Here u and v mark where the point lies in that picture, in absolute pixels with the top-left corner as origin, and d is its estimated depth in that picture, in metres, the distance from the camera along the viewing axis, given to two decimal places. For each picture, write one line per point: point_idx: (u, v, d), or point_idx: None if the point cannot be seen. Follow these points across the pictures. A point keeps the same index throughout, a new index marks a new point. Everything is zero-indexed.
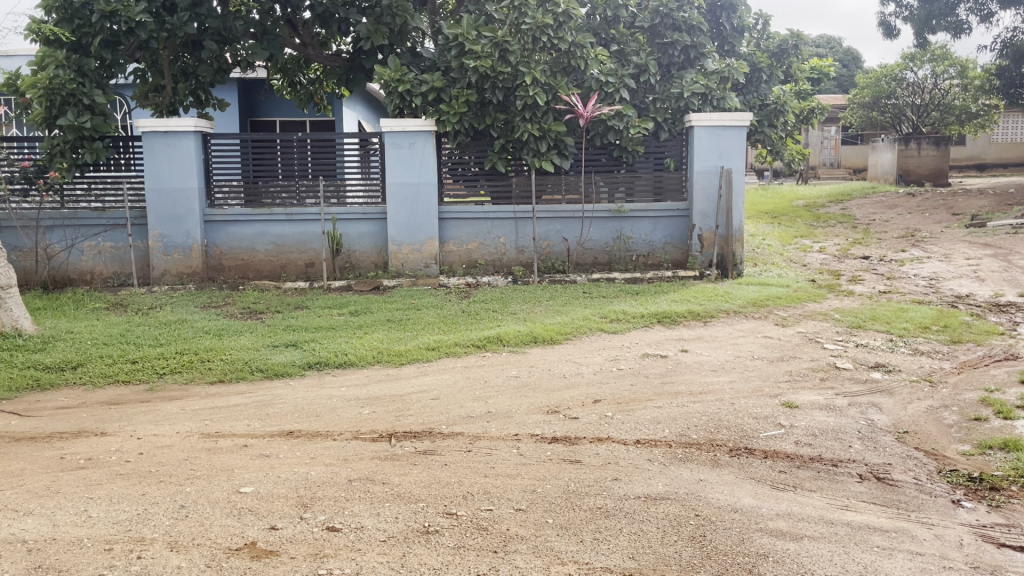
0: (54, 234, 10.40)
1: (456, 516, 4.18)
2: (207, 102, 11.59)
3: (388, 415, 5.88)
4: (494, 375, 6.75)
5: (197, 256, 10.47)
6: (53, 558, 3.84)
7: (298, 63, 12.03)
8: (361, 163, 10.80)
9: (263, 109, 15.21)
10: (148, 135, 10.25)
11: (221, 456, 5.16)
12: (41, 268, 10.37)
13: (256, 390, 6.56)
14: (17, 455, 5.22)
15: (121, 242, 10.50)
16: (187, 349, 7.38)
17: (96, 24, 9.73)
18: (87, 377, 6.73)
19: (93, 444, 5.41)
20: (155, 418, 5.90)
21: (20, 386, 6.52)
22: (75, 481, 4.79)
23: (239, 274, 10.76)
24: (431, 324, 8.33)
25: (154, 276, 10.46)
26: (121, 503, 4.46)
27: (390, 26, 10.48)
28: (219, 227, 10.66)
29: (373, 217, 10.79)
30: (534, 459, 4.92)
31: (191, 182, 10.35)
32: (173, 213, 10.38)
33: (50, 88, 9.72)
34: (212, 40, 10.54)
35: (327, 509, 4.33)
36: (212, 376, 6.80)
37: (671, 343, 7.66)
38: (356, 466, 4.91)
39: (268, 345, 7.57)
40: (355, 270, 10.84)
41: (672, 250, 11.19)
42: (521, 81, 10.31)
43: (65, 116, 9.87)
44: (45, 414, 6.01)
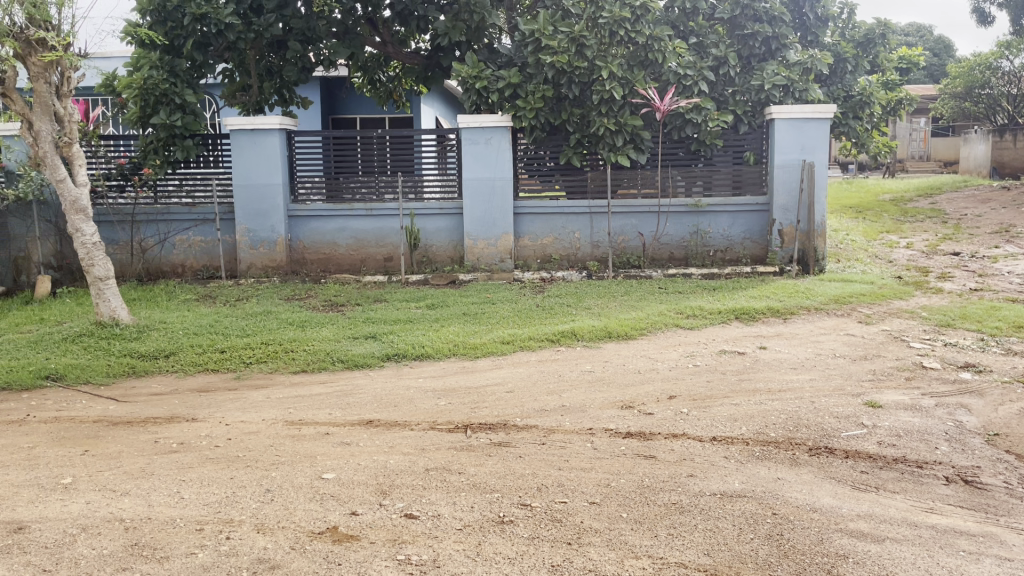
0: (148, 229, 10.84)
1: (531, 507, 4.23)
2: (290, 100, 11.84)
3: (464, 406, 5.98)
4: (568, 369, 6.78)
5: (281, 249, 10.80)
6: (149, 536, 4.06)
7: (378, 61, 12.22)
8: (438, 160, 11.00)
9: (345, 107, 15.59)
10: (235, 133, 10.61)
11: (305, 443, 5.34)
12: (136, 261, 10.85)
13: (337, 379, 6.76)
14: (114, 438, 5.52)
15: (210, 236, 10.90)
16: (272, 339, 7.64)
17: (188, 26, 10.18)
18: (179, 365, 7.06)
19: (185, 429, 5.68)
20: (243, 405, 6.15)
21: (118, 372, 6.89)
22: (168, 464, 5.03)
23: (321, 267, 11.06)
24: (507, 317, 8.42)
25: (241, 269, 10.83)
26: (211, 486, 4.67)
27: (468, 23, 10.59)
28: (302, 222, 10.98)
29: (450, 212, 10.95)
30: (608, 453, 4.93)
31: (275, 177, 10.69)
32: (259, 208, 10.74)
33: (144, 88, 10.27)
34: (296, 40, 10.81)
35: (405, 496, 4.44)
36: (296, 366, 7.04)
37: (749, 340, 7.54)
38: (433, 456, 5.01)
39: (348, 337, 7.78)
40: (432, 264, 11.01)
41: (751, 245, 11.00)
42: (598, 75, 10.32)
43: (158, 115, 10.34)
44: (140, 400, 6.33)
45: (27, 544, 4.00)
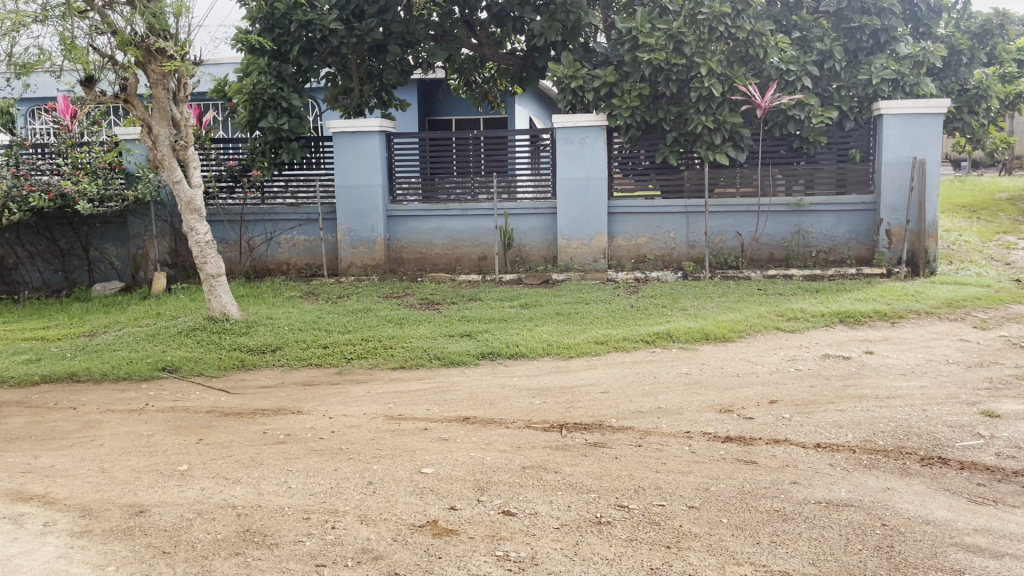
0: (255, 228, 11.31)
1: (628, 508, 4.21)
2: (389, 102, 12.05)
3: (559, 406, 5.99)
4: (664, 370, 6.71)
5: (379, 249, 11.07)
6: (259, 523, 4.24)
7: (475, 62, 12.29)
8: (532, 160, 11.05)
9: (441, 108, 15.85)
10: (337, 135, 10.96)
11: (404, 438, 5.47)
12: (244, 259, 11.35)
13: (434, 376, 6.89)
14: (226, 428, 5.79)
15: (313, 235, 11.27)
16: (372, 336, 7.85)
17: (294, 32, 10.58)
18: (285, 359, 7.34)
19: (291, 421, 5.90)
20: (345, 399, 6.35)
21: (229, 365, 7.21)
22: (276, 454, 5.24)
23: (417, 266, 11.27)
24: (601, 318, 8.39)
25: (342, 268, 11.16)
26: (316, 476, 4.84)
27: (564, 23, 10.57)
28: (400, 222, 11.22)
29: (544, 212, 10.99)
30: (707, 457, 4.86)
31: (374, 178, 10.97)
32: (359, 208, 11.04)
33: (253, 92, 10.64)
34: (396, 44, 11.11)
35: (502, 493, 4.49)
36: (394, 362, 7.21)
37: (854, 344, 7.28)
38: (529, 454, 5.05)
39: (444, 335, 7.91)
40: (526, 264, 11.07)
41: (856, 246, 10.61)
42: (696, 73, 10.15)
43: (266, 119, 10.75)
44: (249, 392, 6.61)
45: (148, 527, 4.24)
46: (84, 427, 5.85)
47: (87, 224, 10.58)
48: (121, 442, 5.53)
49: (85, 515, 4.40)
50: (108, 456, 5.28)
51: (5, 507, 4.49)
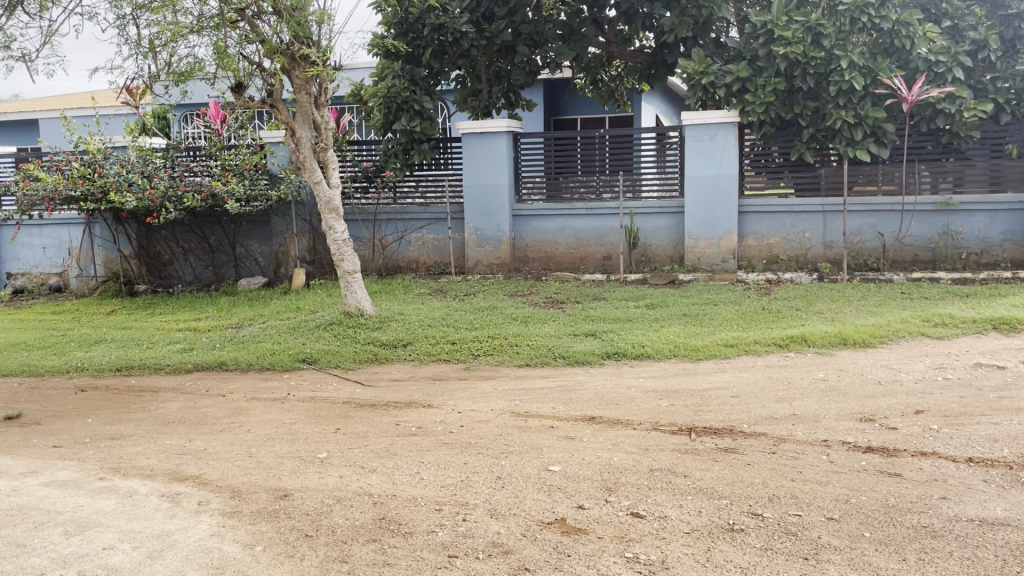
0: (388, 227, 11.67)
1: (762, 517, 4.09)
2: (517, 103, 12.23)
3: (688, 409, 5.89)
4: (799, 376, 6.46)
5: (505, 248, 11.22)
6: (394, 512, 4.39)
7: (600, 61, 12.32)
8: (657, 158, 10.94)
9: (567, 107, 15.89)
10: (466, 136, 11.18)
11: (531, 435, 5.52)
12: (377, 256, 11.75)
13: (560, 374, 6.92)
14: (361, 419, 6.02)
15: (441, 234, 11.54)
16: (499, 333, 7.97)
17: (427, 36, 10.91)
18: (416, 354, 7.56)
19: (422, 414, 6.07)
20: (473, 395, 6.48)
21: (363, 358, 7.50)
22: (409, 445, 5.41)
23: (542, 265, 11.34)
24: (731, 320, 8.17)
25: (469, 266, 11.39)
26: (447, 469, 4.97)
27: (696, 18, 10.38)
28: (526, 221, 11.32)
29: (670, 211, 10.83)
30: (846, 468, 4.65)
31: (500, 178, 11.12)
32: (486, 208, 11.23)
33: (388, 96, 11.09)
34: (525, 44, 11.21)
35: (631, 494, 4.46)
36: (520, 360, 7.29)
37: (1011, 353, 6.78)
38: (657, 457, 4.99)
39: (570, 334, 7.92)
40: (652, 264, 10.93)
41: (1012, 248, 9.89)
42: (835, 65, 9.72)
43: (400, 122, 11.08)
44: (382, 385, 6.86)
45: (292, 510, 4.47)
46: (233, 413, 6.23)
47: (235, 223, 11.21)
48: (266, 429, 5.86)
49: (234, 496, 4.68)
50: (254, 441, 5.61)
51: (164, 485, 4.84)
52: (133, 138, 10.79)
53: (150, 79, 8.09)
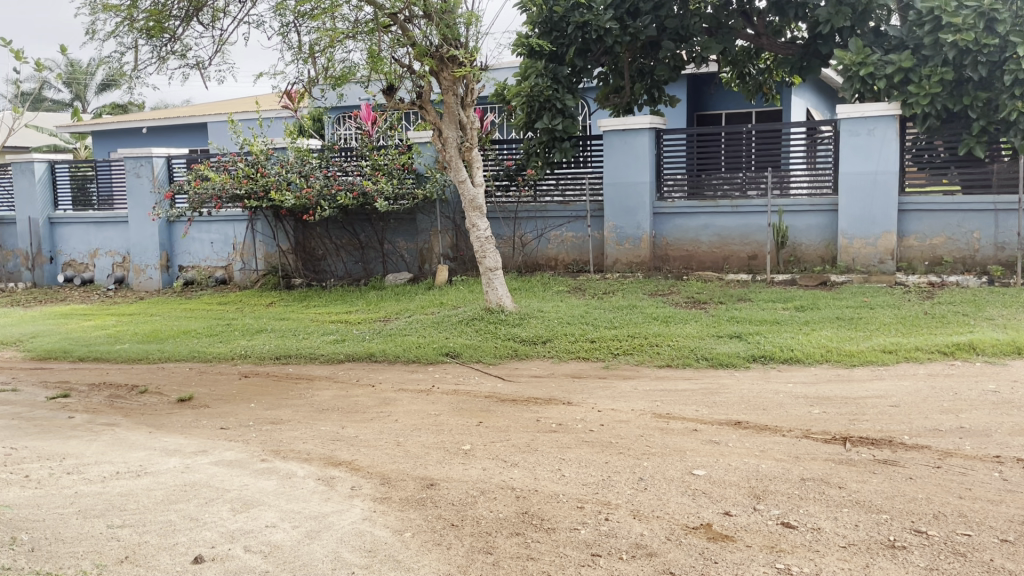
0: (527, 224, 11.75)
1: (927, 534, 3.84)
2: (659, 99, 12.09)
3: (841, 417, 5.61)
4: (966, 387, 6.02)
5: (645, 246, 11.07)
6: (537, 507, 4.43)
7: (749, 54, 12.00)
8: (807, 153, 10.51)
9: (711, 102, 15.51)
10: (608, 133, 11.15)
11: (674, 437, 5.42)
12: (517, 253, 11.83)
13: (702, 376, 6.76)
14: (503, 413, 6.12)
15: (581, 232, 11.52)
16: (639, 332, 7.88)
17: (571, 34, 10.91)
18: (555, 351, 7.60)
19: (563, 411, 6.10)
20: (613, 394, 6.44)
21: (504, 353, 7.62)
22: (550, 442, 5.44)
23: (683, 264, 11.11)
24: (887, 324, 7.72)
25: (608, 264, 11.31)
26: (589, 467, 4.96)
27: (853, 7, 9.90)
28: (667, 219, 11.14)
29: (822, 209, 10.35)
30: (1022, 487, 4.29)
31: (642, 175, 11.00)
32: (626, 206, 11.13)
33: (531, 96, 11.15)
34: (671, 39, 11.00)
35: (780, 503, 4.30)
36: (661, 360, 7.18)
37: None
38: (808, 466, 4.78)
39: (713, 335, 7.73)
40: (801, 264, 10.49)
41: None
42: (1012, 53, 9.00)
43: (542, 120, 11.18)
44: (522, 380, 6.94)
45: (438, 499, 4.60)
46: (381, 403, 6.48)
47: (383, 220, 11.67)
48: (412, 419, 6.05)
49: (384, 483, 4.87)
50: (401, 431, 5.80)
51: (320, 469, 5.10)
52: (292, 140, 11.43)
53: (309, 83, 8.53)
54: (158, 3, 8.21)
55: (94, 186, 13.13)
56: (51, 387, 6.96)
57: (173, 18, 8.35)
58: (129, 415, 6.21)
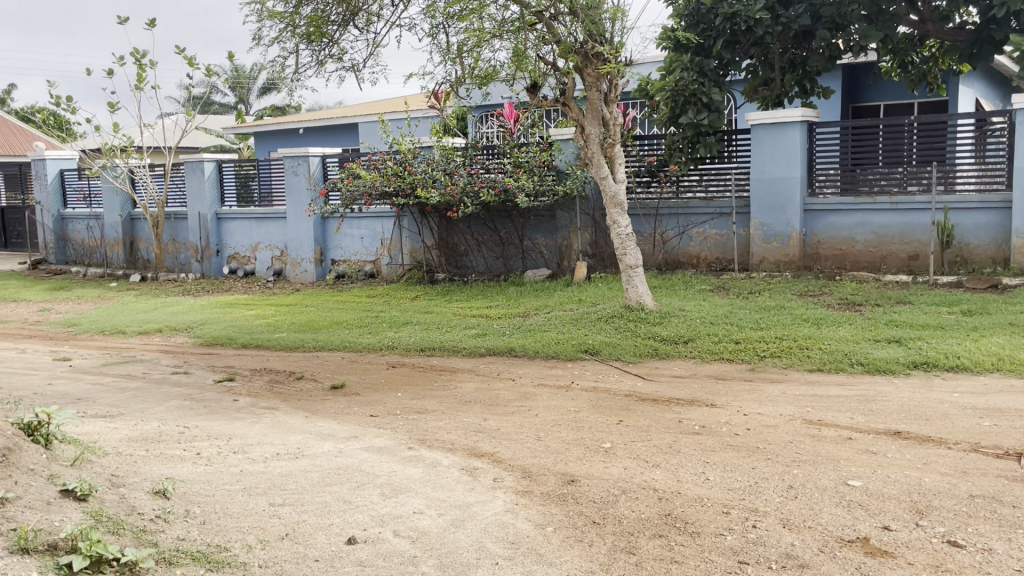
0: (669, 222, 11.49)
1: None
2: (812, 91, 11.57)
3: (1016, 431, 5.18)
4: None
5: (795, 244, 10.63)
6: (680, 510, 4.34)
7: (911, 41, 11.24)
8: (976, 146, 9.78)
9: (868, 94, 14.70)
10: (756, 127, 10.79)
11: (826, 445, 5.18)
12: (657, 251, 11.60)
13: (857, 383, 6.42)
14: (645, 413, 6.04)
15: (725, 229, 11.17)
16: (787, 334, 7.58)
17: (719, 26, 10.78)
18: (698, 352, 7.43)
19: (707, 413, 5.95)
20: (760, 397, 6.23)
21: (644, 352, 7.53)
22: (693, 444, 5.33)
23: (835, 264, 10.57)
24: None
25: (753, 262, 10.94)
26: (735, 472, 4.82)
27: None
28: (818, 216, 10.64)
29: (993, 206, 9.60)
30: None
31: (792, 171, 10.59)
32: (775, 202, 10.74)
33: (676, 90, 11.05)
34: (826, 28, 10.49)
35: (946, 521, 4.02)
36: (812, 364, 6.88)
37: None
38: (978, 482, 4.44)
39: (869, 339, 7.32)
40: (969, 265, 9.73)
41: None
42: None
43: (686, 115, 10.94)
44: (664, 380, 6.83)
45: (580, 496, 4.60)
46: (522, 397, 6.55)
47: (524, 217, 11.80)
48: (552, 415, 6.08)
49: (526, 476, 4.92)
50: (542, 426, 5.85)
51: (463, 460, 5.22)
52: (438, 138, 11.74)
53: (456, 83, 8.73)
54: (319, 9, 8.67)
55: (256, 183, 14.00)
56: (218, 371, 7.48)
57: (331, 23, 8.75)
58: (287, 400, 6.58)
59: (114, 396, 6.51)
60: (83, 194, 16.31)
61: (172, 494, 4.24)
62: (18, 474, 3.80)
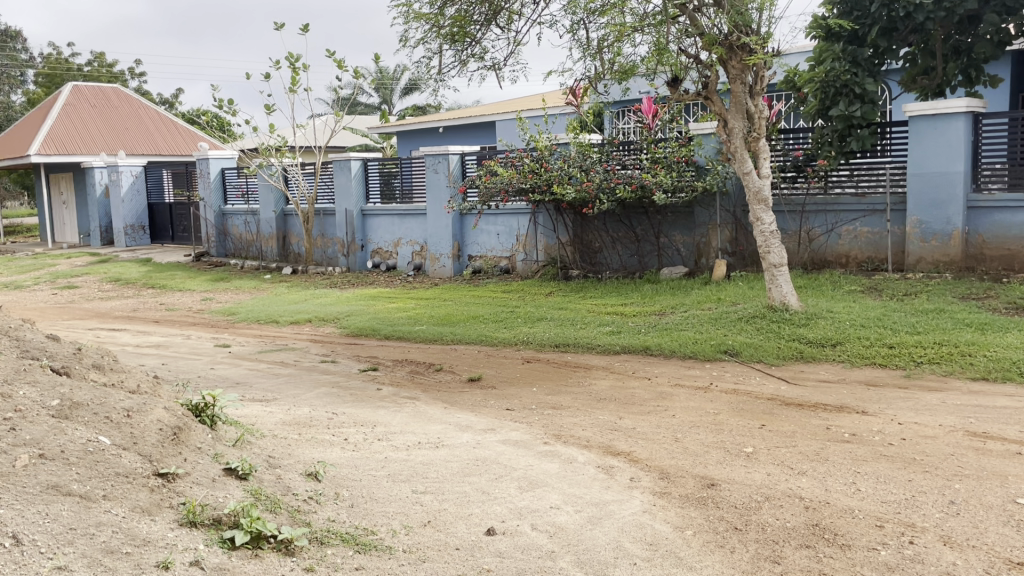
0: (816, 219, 10.98)
1: None
2: (978, 79, 10.78)
3: None
4: None
5: (957, 243, 9.91)
6: (829, 520, 4.15)
7: None
8: None
9: None
10: (915, 119, 10.14)
11: (992, 459, 4.81)
12: (803, 249, 11.11)
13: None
14: (789, 418, 5.81)
15: (878, 227, 10.57)
16: (947, 340, 7.09)
17: (875, 13, 10.25)
18: (847, 356, 7.08)
19: (857, 421, 5.65)
20: (917, 406, 5.85)
21: (788, 355, 7.24)
22: (842, 452, 5.08)
23: (1003, 265, 9.76)
24: None
25: (909, 262, 10.27)
26: (889, 484, 4.55)
27: None
28: (984, 214, 9.89)
29: None
30: None
31: (956, 164, 9.86)
32: (935, 198, 10.04)
33: (826, 80, 10.64)
34: (994, 12, 9.93)
35: None
36: (975, 372, 6.41)
37: None
38: None
39: None
40: None
41: None
42: None
43: (837, 107, 10.44)
44: (809, 384, 6.54)
45: (721, 500, 4.48)
46: (659, 397, 6.45)
47: (660, 213, 11.57)
48: (691, 416, 5.96)
49: (664, 477, 4.84)
50: (680, 427, 5.74)
51: (600, 457, 5.20)
52: (575, 135, 11.72)
53: (595, 79, 8.70)
54: (463, 10, 8.86)
55: (398, 181, 14.48)
56: (363, 361, 7.80)
57: (474, 22, 8.94)
58: (427, 391, 6.78)
59: (269, 381, 6.91)
60: (241, 191, 17.41)
61: (322, 477, 4.45)
62: (187, 452, 4.09)
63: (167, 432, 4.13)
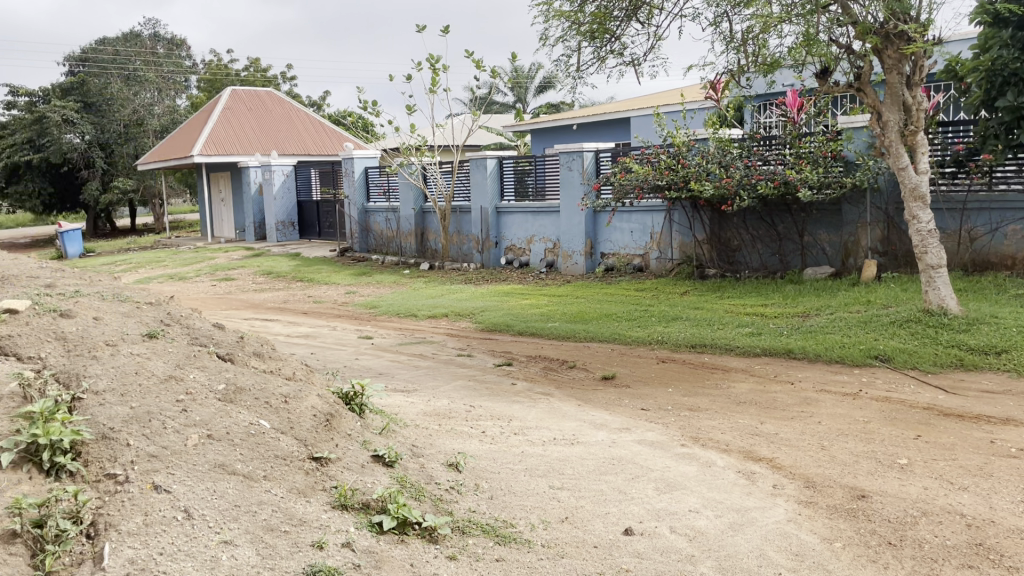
0: (979, 217, 10.23)
1: None
2: None
3: None
4: None
5: None
6: (995, 541, 3.86)
7: None
8: None
9: None
10: None
11: None
12: (963, 250, 10.37)
13: None
14: (948, 429, 5.45)
15: None
16: None
17: None
18: (1014, 365, 6.56)
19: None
20: None
21: (946, 362, 6.79)
22: (1009, 469, 4.71)
23: None
24: None
25: None
26: None
27: None
28: None
29: None
30: None
31: None
32: None
33: (991, 69, 9.92)
34: None
35: None
36: None
37: None
38: None
39: None
40: None
41: None
42: None
43: (1005, 98, 9.70)
44: (970, 395, 6.11)
45: (872, 513, 4.26)
46: (803, 402, 6.21)
47: (806, 210, 11.11)
48: (838, 423, 5.69)
49: (809, 486, 4.65)
50: (826, 434, 5.50)
51: (740, 462, 5.06)
52: (715, 130, 11.55)
53: (739, 72, 8.45)
54: (602, 6, 8.83)
55: (530, 178, 14.61)
56: (498, 355, 7.92)
57: (614, 18, 8.89)
58: (561, 388, 6.80)
59: (409, 373, 7.14)
60: (383, 189, 18.06)
61: (463, 468, 4.55)
62: (338, 438, 4.29)
63: (321, 418, 4.36)
